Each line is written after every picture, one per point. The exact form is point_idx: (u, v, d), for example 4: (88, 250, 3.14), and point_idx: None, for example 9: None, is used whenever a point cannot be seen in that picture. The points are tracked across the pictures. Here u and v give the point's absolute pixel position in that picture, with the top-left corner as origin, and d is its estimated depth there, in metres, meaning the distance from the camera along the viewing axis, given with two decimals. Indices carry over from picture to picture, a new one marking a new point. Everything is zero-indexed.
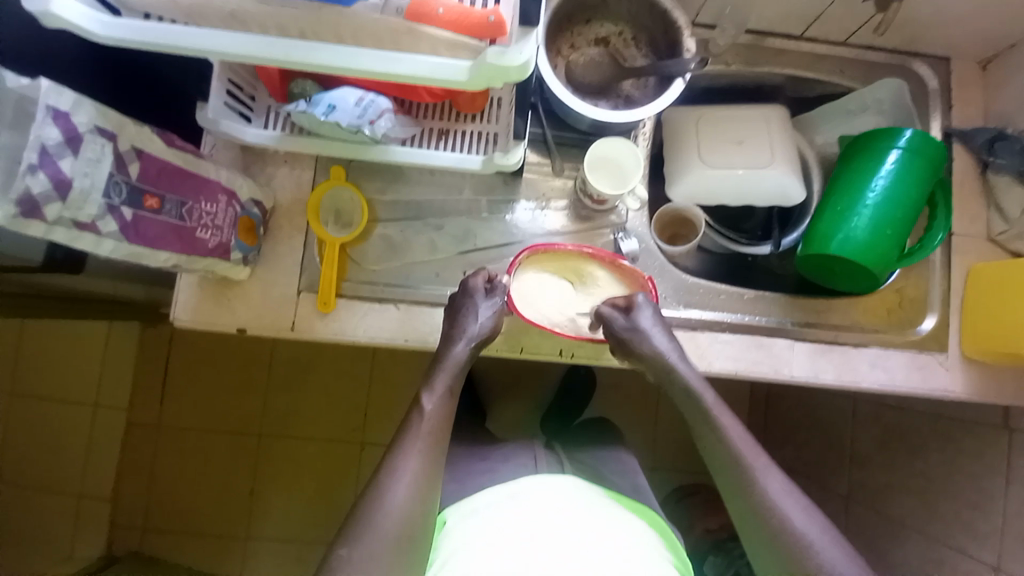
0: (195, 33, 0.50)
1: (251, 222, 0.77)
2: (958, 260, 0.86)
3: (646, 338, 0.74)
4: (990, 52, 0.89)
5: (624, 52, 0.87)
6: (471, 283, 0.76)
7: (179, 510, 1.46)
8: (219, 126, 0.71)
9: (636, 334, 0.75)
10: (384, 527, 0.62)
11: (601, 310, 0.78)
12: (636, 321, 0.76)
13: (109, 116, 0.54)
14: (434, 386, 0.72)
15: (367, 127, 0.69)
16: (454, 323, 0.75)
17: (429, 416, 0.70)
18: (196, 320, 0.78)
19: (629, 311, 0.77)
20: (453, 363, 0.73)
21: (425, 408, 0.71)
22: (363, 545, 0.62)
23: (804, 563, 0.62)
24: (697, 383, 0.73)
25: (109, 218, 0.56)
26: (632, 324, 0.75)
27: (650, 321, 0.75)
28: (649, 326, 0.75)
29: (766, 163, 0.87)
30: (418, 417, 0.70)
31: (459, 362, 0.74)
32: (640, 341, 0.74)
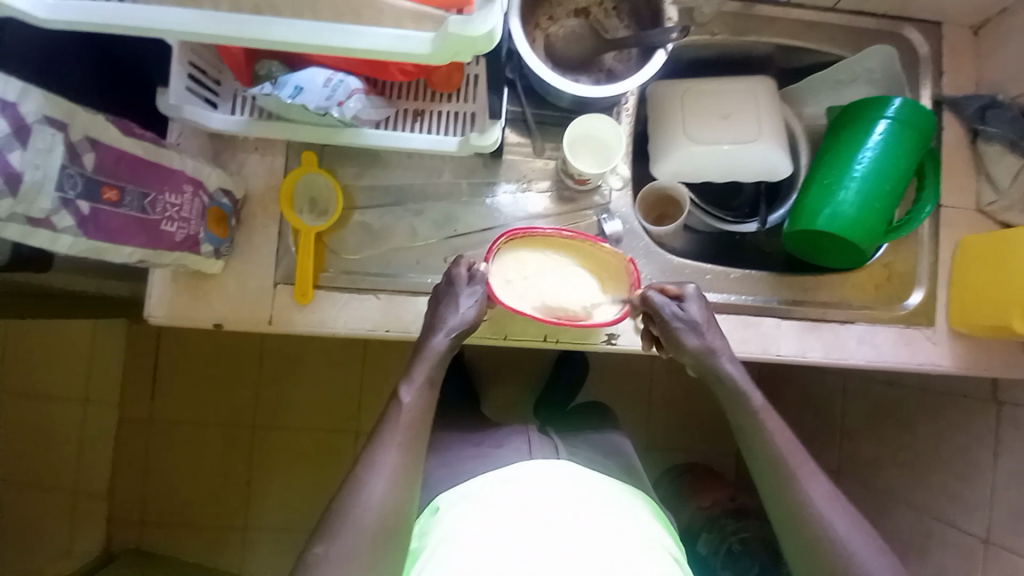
0: (143, 13, 0.47)
1: (221, 212, 0.73)
2: (948, 233, 0.84)
3: (700, 331, 0.74)
4: (983, 17, 0.86)
5: (605, 24, 0.83)
6: (454, 272, 0.75)
7: (174, 504, 1.47)
8: (182, 113, 0.68)
9: (689, 326, 0.74)
10: (362, 522, 0.62)
11: (650, 296, 0.75)
12: (688, 312, 0.74)
13: (58, 104, 0.52)
14: (414, 378, 0.71)
15: (336, 108, 0.67)
16: (435, 313, 0.74)
17: (408, 408, 0.69)
18: (171, 316, 0.77)
19: (680, 300, 0.76)
20: (432, 356, 0.72)
21: (405, 400, 0.70)
22: (341, 539, 0.61)
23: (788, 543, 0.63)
24: (742, 379, 0.73)
25: (65, 212, 0.53)
26: (685, 315, 0.74)
27: (701, 313, 0.75)
28: (702, 317, 0.75)
29: (753, 138, 0.85)
30: (398, 410, 0.69)
31: (438, 354, 0.72)
32: (693, 333, 0.73)
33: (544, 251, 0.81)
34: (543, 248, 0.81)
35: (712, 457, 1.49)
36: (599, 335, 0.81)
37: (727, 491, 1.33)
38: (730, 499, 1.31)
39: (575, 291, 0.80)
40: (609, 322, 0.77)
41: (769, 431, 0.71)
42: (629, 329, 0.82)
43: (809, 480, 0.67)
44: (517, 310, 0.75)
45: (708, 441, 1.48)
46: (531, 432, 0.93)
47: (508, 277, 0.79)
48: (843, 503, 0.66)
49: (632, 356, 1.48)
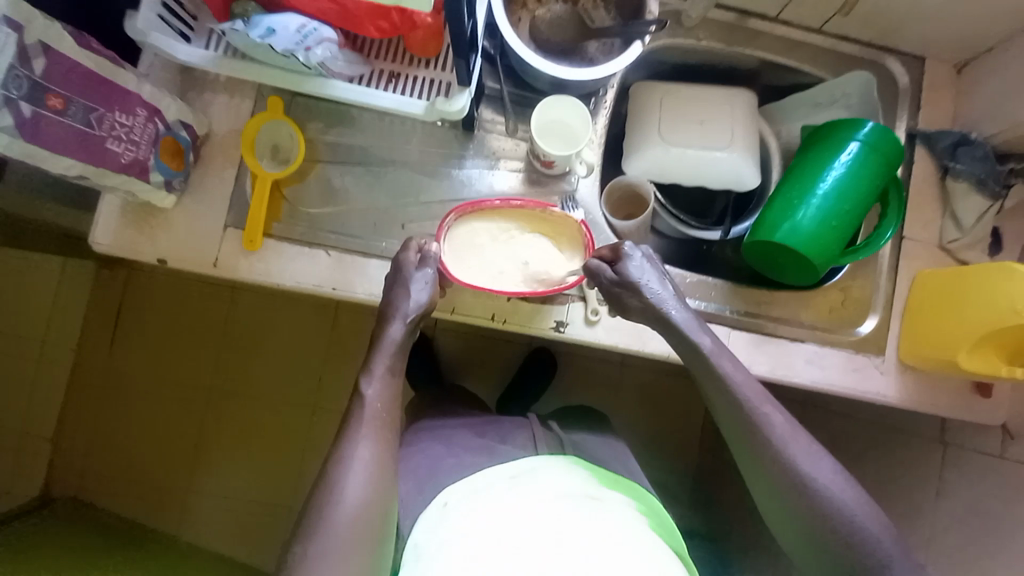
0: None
1: (177, 144, 0.72)
2: (906, 264, 0.84)
3: (638, 290, 0.73)
4: (967, 56, 0.86)
5: (592, 14, 0.82)
6: (402, 257, 0.74)
7: (120, 456, 1.44)
8: (148, 38, 0.67)
9: (627, 288, 0.73)
10: (342, 526, 0.60)
11: (589, 264, 0.75)
12: (623, 273, 0.73)
13: (18, 5, 0.52)
14: (374, 370, 0.71)
15: (302, 53, 0.67)
16: (388, 301, 0.73)
17: (371, 402, 0.68)
18: (115, 245, 0.75)
19: (616, 262, 0.75)
20: (389, 344, 0.72)
21: (367, 393, 0.69)
22: (322, 542, 0.59)
23: None
24: (687, 325, 0.72)
25: (5, 111, 0.53)
26: (621, 277, 0.73)
27: (638, 271, 0.74)
28: (639, 272, 0.74)
29: (724, 145, 0.85)
30: (361, 403, 0.68)
31: (395, 343, 0.72)
32: (631, 293, 0.73)
33: (496, 222, 0.79)
34: (495, 220, 0.79)
35: (668, 475, 1.47)
36: (546, 321, 0.81)
37: None
38: None
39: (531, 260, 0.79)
40: (567, 285, 0.76)
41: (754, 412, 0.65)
42: (579, 319, 0.81)
43: (808, 466, 0.62)
44: (466, 283, 0.75)
45: (665, 460, 1.47)
46: (534, 427, 0.92)
47: (459, 250, 0.78)
48: (839, 478, 0.61)
49: (598, 363, 1.47)
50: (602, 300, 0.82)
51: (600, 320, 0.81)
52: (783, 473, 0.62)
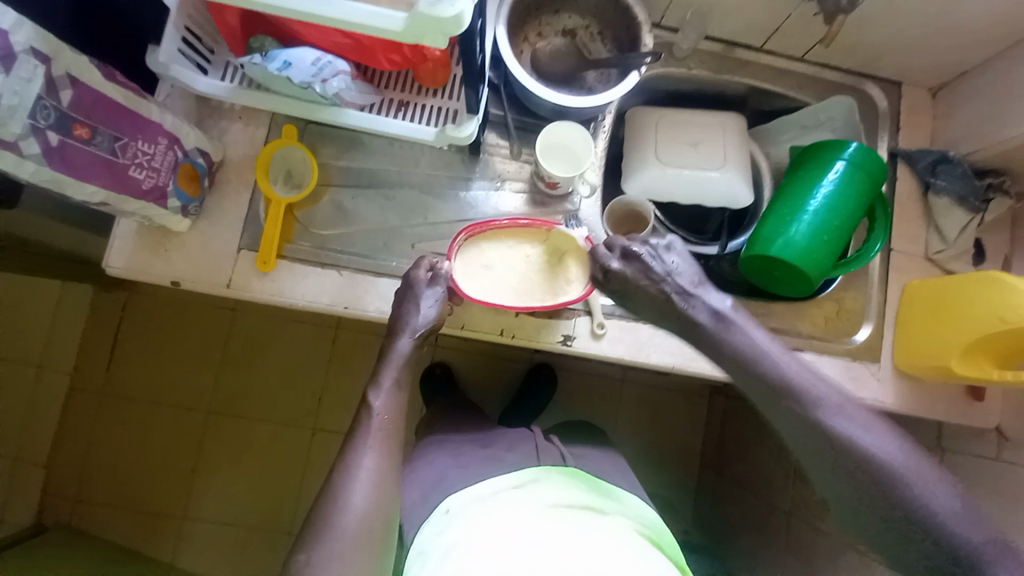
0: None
1: (195, 170, 0.75)
2: (896, 275, 0.88)
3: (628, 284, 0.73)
4: (942, 80, 0.92)
5: (590, 47, 0.88)
6: (413, 274, 0.75)
7: (115, 483, 1.41)
8: (169, 71, 0.70)
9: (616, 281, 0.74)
10: (344, 527, 0.61)
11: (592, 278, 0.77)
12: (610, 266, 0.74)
13: (47, 39, 0.54)
14: (382, 383, 0.71)
15: (319, 84, 0.70)
16: (397, 316, 0.74)
17: (378, 413, 0.69)
18: (129, 268, 0.77)
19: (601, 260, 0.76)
20: (397, 359, 0.72)
21: (375, 404, 0.70)
22: (324, 548, 0.60)
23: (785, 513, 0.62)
24: (724, 307, 0.70)
25: (34, 139, 0.54)
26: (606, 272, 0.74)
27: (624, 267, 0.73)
28: (657, 266, 0.72)
29: (718, 165, 0.89)
30: (370, 415, 0.69)
31: (404, 357, 0.73)
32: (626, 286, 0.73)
33: (504, 241, 0.82)
34: (502, 239, 0.82)
35: (670, 490, 1.48)
36: (553, 336, 0.83)
37: None
38: None
39: (541, 276, 0.82)
40: (573, 299, 0.78)
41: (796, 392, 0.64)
42: (585, 334, 0.83)
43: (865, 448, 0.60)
44: (477, 299, 0.77)
45: (665, 476, 1.48)
46: (538, 439, 0.93)
47: (469, 269, 0.80)
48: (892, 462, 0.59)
49: (598, 379, 1.49)
50: (606, 314, 0.84)
51: (606, 333, 0.83)
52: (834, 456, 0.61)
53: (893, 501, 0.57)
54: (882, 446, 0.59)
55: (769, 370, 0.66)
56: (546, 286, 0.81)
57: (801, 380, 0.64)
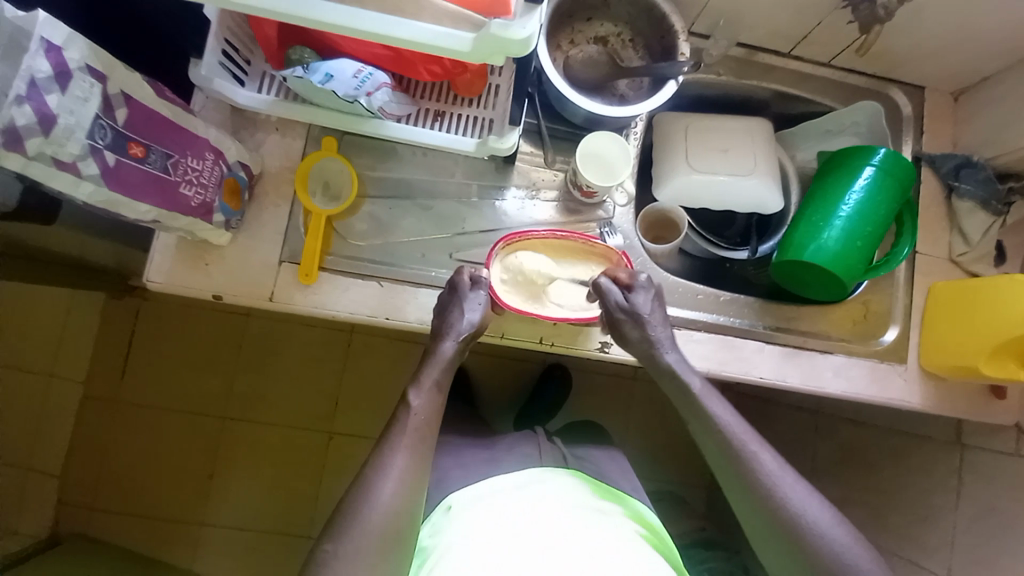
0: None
1: (236, 184, 0.75)
2: (921, 278, 0.90)
3: (643, 323, 0.77)
4: (963, 85, 0.94)
5: (621, 55, 0.88)
6: (457, 280, 0.77)
7: (131, 491, 1.41)
8: (212, 84, 0.70)
9: (633, 317, 0.77)
10: (371, 525, 0.62)
11: (601, 281, 0.78)
12: (634, 302, 0.77)
13: (100, 55, 0.53)
14: (422, 383, 0.73)
15: (364, 98, 0.70)
16: (443, 320, 0.76)
17: (417, 412, 0.70)
18: (170, 283, 0.77)
19: (629, 290, 0.78)
20: (440, 360, 0.74)
21: (414, 403, 0.71)
22: (353, 542, 0.61)
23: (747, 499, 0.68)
24: (680, 367, 0.76)
25: (92, 160, 0.53)
26: (630, 307, 0.77)
27: (647, 305, 0.78)
28: (645, 308, 0.77)
29: (749, 171, 0.90)
30: (409, 414, 0.70)
31: (447, 359, 0.75)
32: (636, 323, 0.77)
33: (541, 252, 0.82)
34: (538, 250, 0.82)
35: (684, 486, 1.51)
36: (589, 342, 0.84)
37: (697, 522, 1.35)
38: (698, 530, 1.34)
39: (576, 288, 0.83)
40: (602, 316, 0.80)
41: (742, 449, 0.69)
42: None
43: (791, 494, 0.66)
44: (516, 310, 0.78)
45: (678, 473, 1.51)
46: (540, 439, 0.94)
47: (506, 279, 0.81)
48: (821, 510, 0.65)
49: (611, 379, 1.51)
50: None
51: None
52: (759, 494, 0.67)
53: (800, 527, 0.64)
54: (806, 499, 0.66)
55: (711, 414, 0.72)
56: (579, 298, 0.82)
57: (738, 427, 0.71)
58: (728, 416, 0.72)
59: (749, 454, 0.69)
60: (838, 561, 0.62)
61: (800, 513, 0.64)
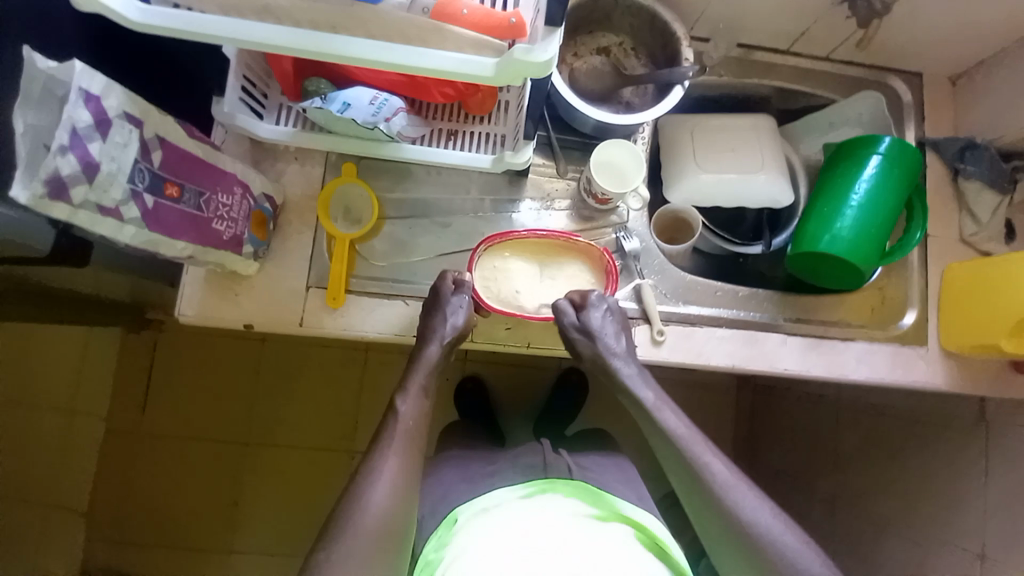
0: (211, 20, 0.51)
1: (262, 216, 0.76)
2: (934, 260, 0.92)
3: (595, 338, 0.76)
4: (960, 69, 0.96)
5: (625, 62, 0.91)
6: (441, 286, 0.76)
7: (158, 522, 1.42)
8: (234, 121, 0.73)
9: (586, 335, 0.76)
10: (363, 524, 0.61)
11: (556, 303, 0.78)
12: (586, 321, 0.76)
13: (137, 103, 0.54)
14: (409, 389, 0.73)
15: (383, 124, 0.73)
16: (427, 322, 0.76)
17: (403, 421, 0.70)
18: (202, 315, 0.78)
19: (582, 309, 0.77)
20: (426, 364, 0.74)
21: (402, 409, 0.71)
22: (342, 541, 0.60)
23: (706, 509, 0.67)
24: (630, 380, 0.76)
25: (132, 204, 0.55)
26: (583, 324, 0.76)
27: (601, 320, 0.77)
28: (599, 326, 0.76)
29: (757, 168, 0.92)
30: (395, 420, 0.70)
31: (433, 361, 0.75)
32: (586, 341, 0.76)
33: (524, 252, 0.82)
34: (522, 251, 0.82)
35: None
36: None
37: None
38: None
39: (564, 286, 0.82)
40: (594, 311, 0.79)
41: (695, 458, 0.69)
42: (646, 343, 0.84)
43: (746, 508, 0.65)
44: (502, 312, 0.77)
45: None
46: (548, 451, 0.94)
47: (490, 281, 0.80)
48: (777, 520, 0.65)
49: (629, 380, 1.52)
50: (663, 320, 0.85)
51: (666, 339, 0.85)
52: (717, 508, 0.66)
53: (758, 538, 0.64)
54: (759, 511, 0.65)
55: (664, 423, 0.72)
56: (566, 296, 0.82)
57: (686, 436, 0.70)
58: (682, 425, 0.72)
59: (700, 463, 0.68)
60: (793, 566, 0.62)
61: (752, 525, 0.64)
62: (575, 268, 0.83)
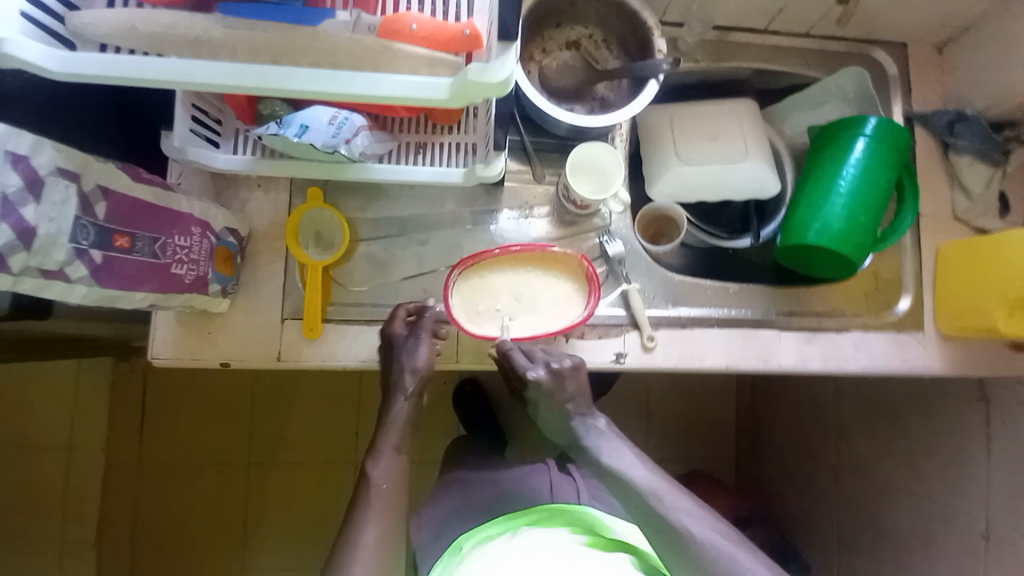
0: (144, 61, 0.47)
1: (228, 251, 0.73)
2: (928, 240, 0.89)
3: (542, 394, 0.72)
4: (946, 36, 0.92)
5: (596, 55, 0.87)
6: (392, 330, 0.74)
7: (169, 548, 1.41)
8: (186, 155, 0.68)
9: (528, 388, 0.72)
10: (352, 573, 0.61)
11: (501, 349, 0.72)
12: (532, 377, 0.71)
13: (72, 155, 0.50)
14: (379, 451, 0.69)
15: (343, 146, 0.69)
16: (392, 364, 0.73)
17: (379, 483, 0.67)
18: (176, 357, 0.75)
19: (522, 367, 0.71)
20: (397, 419, 0.72)
21: (374, 474, 0.68)
22: None
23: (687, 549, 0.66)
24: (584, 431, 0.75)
25: (79, 262, 0.51)
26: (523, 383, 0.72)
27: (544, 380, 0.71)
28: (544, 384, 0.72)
29: (742, 156, 0.88)
30: (369, 481, 0.67)
31: (402, 420, 0.72)
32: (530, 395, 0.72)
33: (499, 271, 0.76)
34: (499, 267, 0.76)
35: (713, 462, 1.54)
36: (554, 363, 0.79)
37: (731, 500, 1.36)
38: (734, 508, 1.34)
39: (549, 297, 0.77)
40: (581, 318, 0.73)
41: (663, 509, 0.68)
42: (636, 347, 0.82)
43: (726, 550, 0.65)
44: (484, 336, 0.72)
45: (705, 450, 1.53)
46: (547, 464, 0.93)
47: (467, 305, 0.75)
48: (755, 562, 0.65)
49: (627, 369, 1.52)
50: (653, 325, 0.83)
51: (657, 344, 0.82)
52: (695, 556, 0.66)
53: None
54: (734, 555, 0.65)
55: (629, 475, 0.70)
56: (551, 309, 0.76)
57: (651, 485, 0.69)
58: (646, 473, 0.70)
59: (671, 511, 0.67)
60: None
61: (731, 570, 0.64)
62: (560, 276, 0.77)
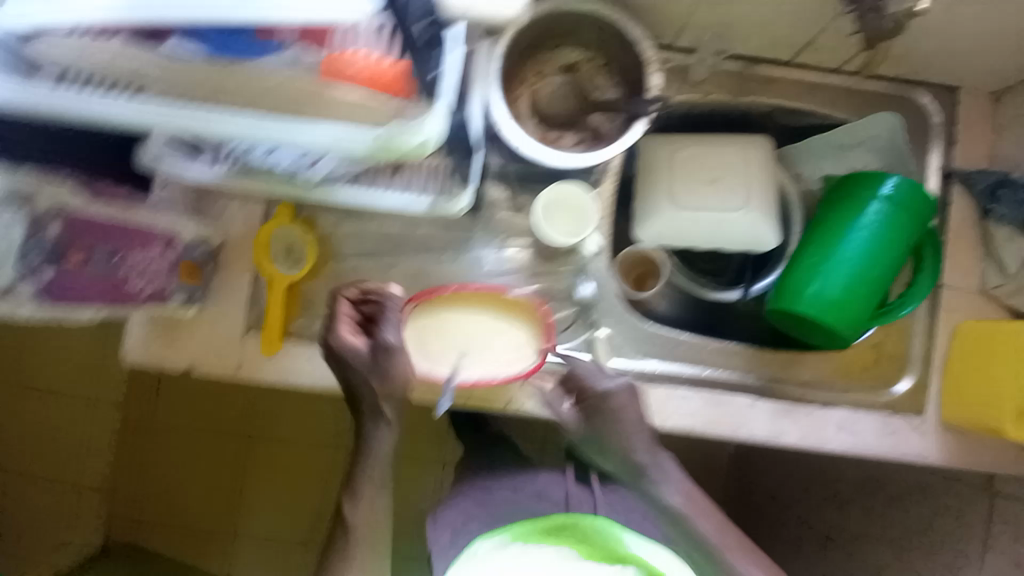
0: (73, 94, 0.45)
1: (194, 264, 0.74)
2: (945, 316, 0.80)
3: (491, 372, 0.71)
4: (1005, 84, 0.80)
5: (594, 82, 0.81)
6: (341, 339, 0.62)
7: (168, 503, 1.41)
8: (158, 166, 0.60)
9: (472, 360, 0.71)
10: None
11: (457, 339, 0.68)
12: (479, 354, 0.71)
13: (22, 180, 0.52)
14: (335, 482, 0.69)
15: (312, 171, 0.61)
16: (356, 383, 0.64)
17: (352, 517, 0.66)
18: (143, 359, 0.77)
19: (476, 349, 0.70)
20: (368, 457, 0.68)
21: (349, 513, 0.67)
22: None
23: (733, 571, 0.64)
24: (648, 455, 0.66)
25: (30, 278, 0.55)
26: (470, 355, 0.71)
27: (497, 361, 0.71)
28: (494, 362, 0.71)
29: (740, 204, 0.81)
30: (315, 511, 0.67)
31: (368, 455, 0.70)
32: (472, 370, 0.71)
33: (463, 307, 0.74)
34: (460, 306, 0.74)
35: None
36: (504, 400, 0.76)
37: None
38: None
39: (504, 346, 0.74)
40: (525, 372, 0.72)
41: (707, 532, 0.65)
42: None
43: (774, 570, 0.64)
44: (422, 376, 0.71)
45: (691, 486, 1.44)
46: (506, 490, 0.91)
47: (416, 342, 0.73)
48: None
49: None
50: (616, 377, 0.79)
51: None
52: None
53: None
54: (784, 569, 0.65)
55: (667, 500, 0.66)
56: (504, 356, 0.74)
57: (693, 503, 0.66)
58: (691, 494, 0.67)
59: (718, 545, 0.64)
60: None
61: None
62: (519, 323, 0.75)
